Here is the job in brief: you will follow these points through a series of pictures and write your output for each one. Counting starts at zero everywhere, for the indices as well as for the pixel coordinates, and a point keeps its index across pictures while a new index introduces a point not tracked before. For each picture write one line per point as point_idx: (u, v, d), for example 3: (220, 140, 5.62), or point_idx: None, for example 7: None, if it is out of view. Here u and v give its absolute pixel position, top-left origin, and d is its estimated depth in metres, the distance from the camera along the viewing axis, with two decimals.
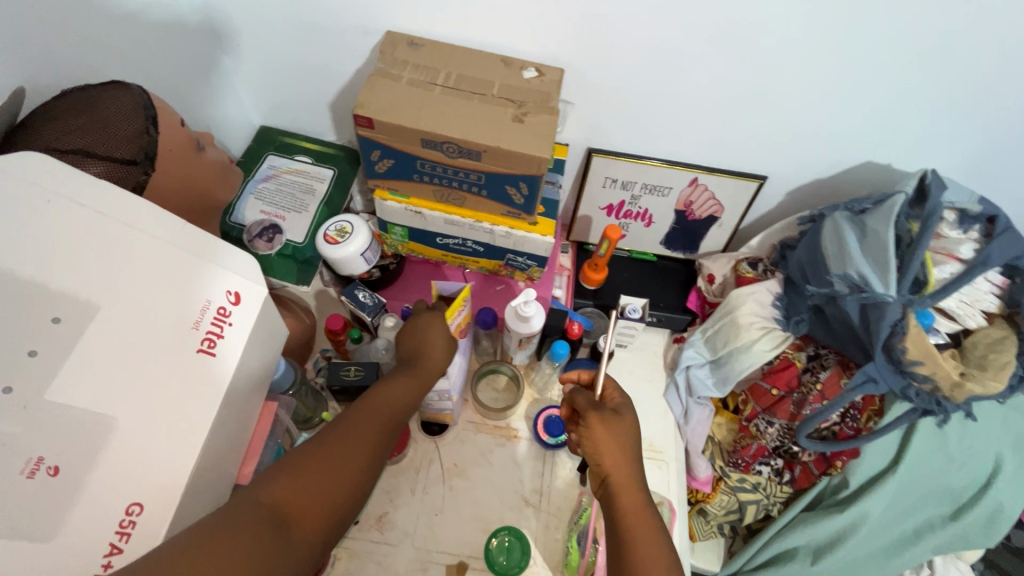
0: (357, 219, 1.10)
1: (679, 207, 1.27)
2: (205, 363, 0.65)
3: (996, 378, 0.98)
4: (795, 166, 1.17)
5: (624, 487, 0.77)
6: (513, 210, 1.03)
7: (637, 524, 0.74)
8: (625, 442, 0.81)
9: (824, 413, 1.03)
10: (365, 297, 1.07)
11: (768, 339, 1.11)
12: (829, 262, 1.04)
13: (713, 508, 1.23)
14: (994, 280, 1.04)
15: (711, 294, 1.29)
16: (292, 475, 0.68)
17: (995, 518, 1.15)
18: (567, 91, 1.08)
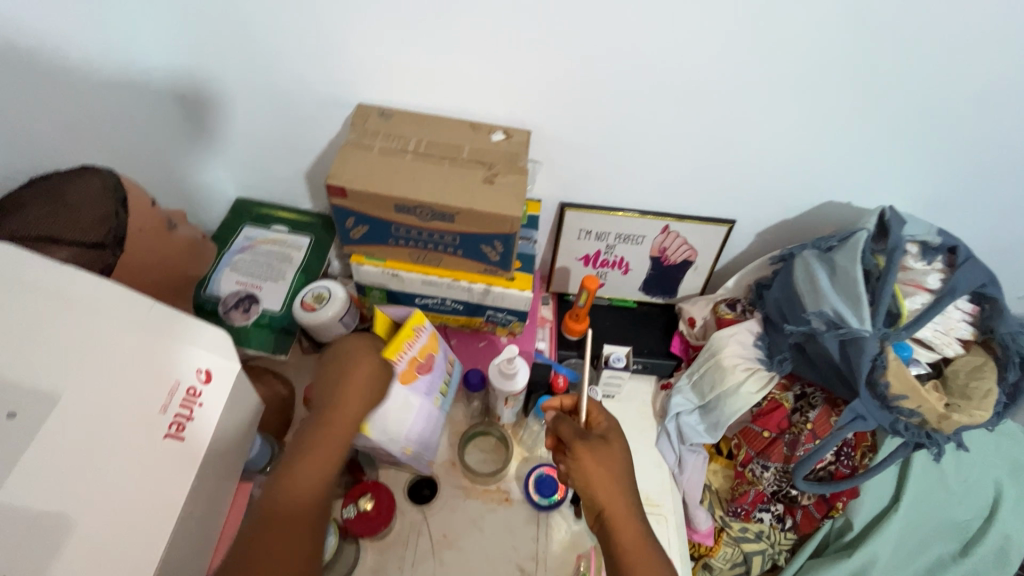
0: (334, 283, 1.09)
1: (653, 253, 1.29)
2: (173, 449, 0.63)
3: (984, 404, 0.97)
4: (761, 209, 1.21)
5: (620, 517, 0.80)
6: (492, 266, 1.04)
7: (637, 552, 0.77)
8: (615, 470, 0.83)
9: (819, 453, 1.02)
10: None
11: (753, 381, 1.11)
12: (804, 300, 1.07)
13: (718, 562, 1.17)
14: (965, 308, 1.07)
15: (694, 338, 1.29)
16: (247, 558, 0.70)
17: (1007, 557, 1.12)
18: (535, 151, 1.12)
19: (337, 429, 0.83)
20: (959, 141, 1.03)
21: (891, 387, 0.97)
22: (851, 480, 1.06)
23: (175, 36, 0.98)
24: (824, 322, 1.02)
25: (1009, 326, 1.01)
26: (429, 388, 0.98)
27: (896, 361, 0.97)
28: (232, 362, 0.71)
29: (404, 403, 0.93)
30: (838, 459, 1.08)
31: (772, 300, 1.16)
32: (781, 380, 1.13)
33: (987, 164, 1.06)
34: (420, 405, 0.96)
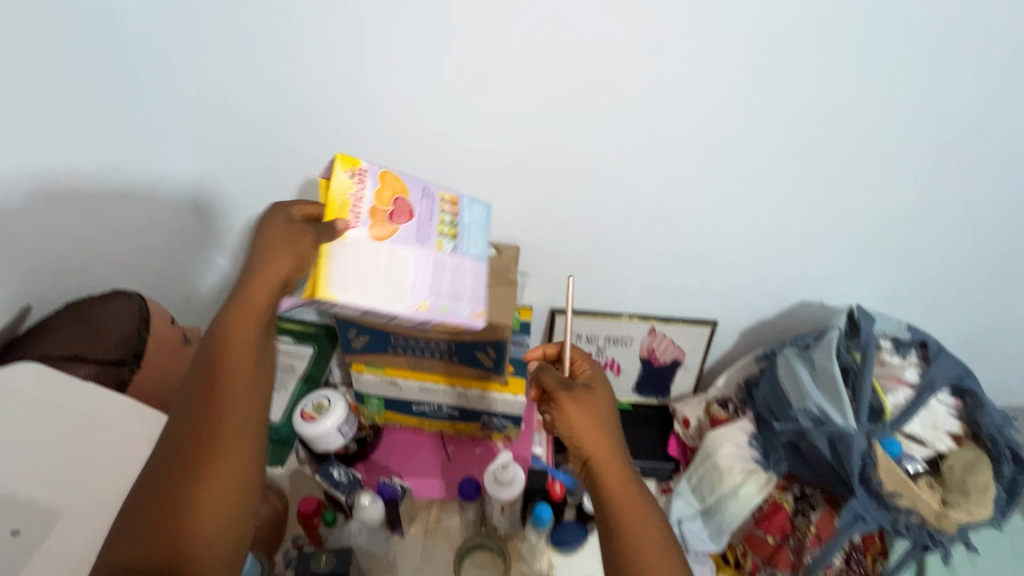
0: (334, 392, 1.13)
1: (642, 353, 1.34)
2: None
3: (983, 502, 0.98)
4: (739, 310, 1.28)
5: (609, 469, 0.71)
6: (485, 371, 1.09)
7: (630, 508, 0.68)
8: (602, 418, 0.74)
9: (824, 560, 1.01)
10: (340, 476, 1.07)
11: (752, 482, 1.10)
12: (790, 397, 1.11)
13: None
14: (948, 401, 1.08)
15: (689, 438, 1.30)
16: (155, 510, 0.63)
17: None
18: (524, 263, 1.23)
19: (260, 296, 0.75)
20: (909, 245, 1.13)
21: (888, 486, 0.97)
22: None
23: (206, 172, 1.14)
24: (810, 419, 1.05)
25: (994, 418, 1.03)
26: (418, 237, 0.87)
27: (886, 456, 0.98)
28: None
29: (388, 259, 0.83)
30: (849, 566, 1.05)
31: (761, 398, 1.19)
32: (779, 480, 1.11)
33: (940, 265, 1.15)
34: (415, 256, 0.86)
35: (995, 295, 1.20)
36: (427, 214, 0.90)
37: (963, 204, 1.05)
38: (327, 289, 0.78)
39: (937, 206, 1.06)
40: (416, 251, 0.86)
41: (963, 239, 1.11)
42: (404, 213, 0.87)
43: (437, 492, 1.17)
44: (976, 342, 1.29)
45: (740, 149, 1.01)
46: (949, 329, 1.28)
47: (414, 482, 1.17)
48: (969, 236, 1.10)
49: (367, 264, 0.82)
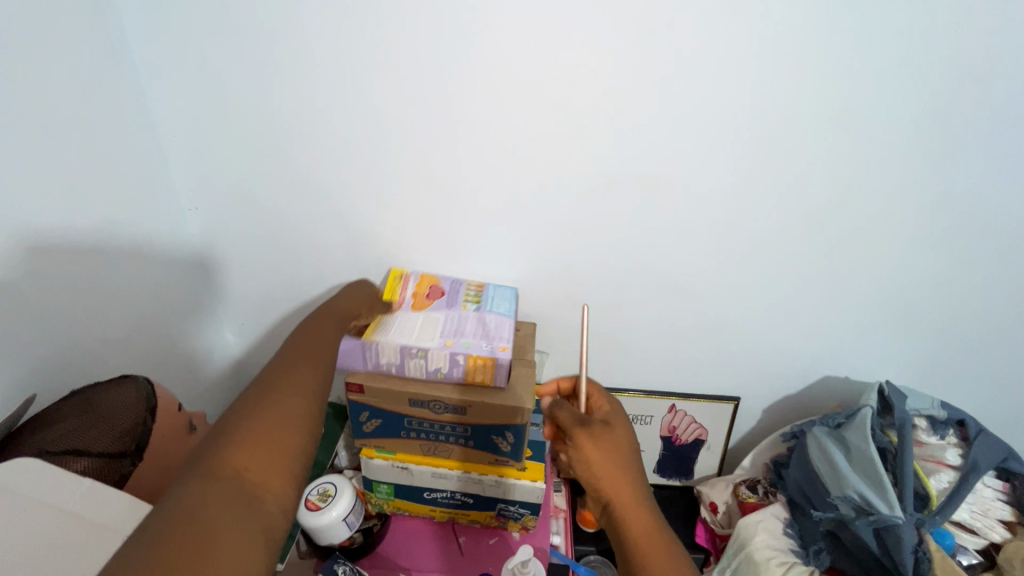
0: (341, 478, 1.07)
1: (664, 433, 1.29)
2: None
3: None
4: (762, 387, 1.25)
5: (631, 512, 0.70)
6: (504, 456, 1.04)
7: (656, 553, 0.66)
8: (622, 460, 0.74)
9: None
10: (344, 574, 0.98)
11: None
12: (826, 482, 1.04)
13: None
14: (994, 485, 1.02)
15: (718, 525, 1.21)
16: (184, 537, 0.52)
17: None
18: (541, 340, 1.21)
19: (317, 355, 0.84)
20: (930, 319, 1.12)
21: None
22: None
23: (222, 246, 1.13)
24: (852, 508, 0.98)
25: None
26: (448, 305, 1.06)
27: (939, 553, 0.92)
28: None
29: (422, 320, 1.02)
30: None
31: (793, 482, 1.12)
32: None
33: (962, 338, 1.14)
34: (445, 316, 1.03)
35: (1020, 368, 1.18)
36: (456, 291, 1.10)
37: (978, 278, 1.06)
38: (371, 332, 0.97)
39: (954, 279, 1.07)
40: (446, 313, 1.03)
41: (981, 312, 1.11)
42: (438, 294, 1.09)
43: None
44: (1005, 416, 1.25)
45: (756, 226, 1.02)
46: (976, 403, 1.25)
47: None
48: (989, 309, 1.10)
49: (408, 323, 1.01)
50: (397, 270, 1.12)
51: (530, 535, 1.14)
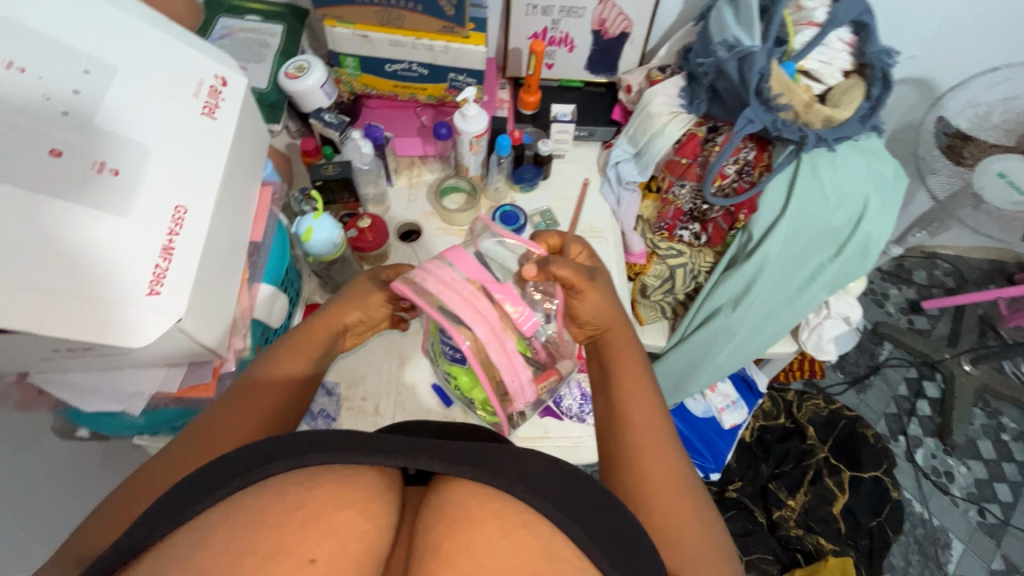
0: (318, 60, 0.79)
1: (640, 89, 0.91)
2: (289, 82, 0.76)
3: (844, 111, 0.75)
4: (980, 37, 0.91)
5: (633, 390, 0.50)
6: (451, 29, 0.74)
7: (625, 361, 0.52)
8: (618, 307, 0.55)
9: (756, 118, 0.75)
10: (329, 116, 0.76)
11: (844, 105, 0.76)
12: (838, 109, 0.76)
13: (649, 280, 0.96)
14: (845, 36, 0.78)
15: (825, 212, 0.85)
16: (305, 491, 0.28)
17: (872, 258, 0.86)
18: (635, 13, 0.86)
19: None
20: (952, 55, 0.94)
21: (772, 94, 0.74)
22: (751, 194, 0.85)
23: None
24: (734, 59, 0.73)
25: (879, 47, 0.75)
26: (564, 41, 0.90)
27: None
28: (241, 77, 0.59)
29: (519, 31, 0.88)
30: (738, 180, 0.88)
31: (710, 59, 0.76)
32: (816, 79, 0.79)
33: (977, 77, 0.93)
34: (544, 29, 0.88)
35: (943, 82, 1.00)
36: (565, 31, 0.88)
37: None
38: None
39: None
40: (546, 29, 0.88)
41: None
42: (550, 40, 0.89)
43: (423, 150, 0.87)
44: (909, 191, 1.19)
45: None
46: (900, 123, 1.09)
47: (397, 136, 0.86)
48: None
49: (516, 34, 0.89)
50: (487, 59, 0.92)
51: (518, 96, 0.91)
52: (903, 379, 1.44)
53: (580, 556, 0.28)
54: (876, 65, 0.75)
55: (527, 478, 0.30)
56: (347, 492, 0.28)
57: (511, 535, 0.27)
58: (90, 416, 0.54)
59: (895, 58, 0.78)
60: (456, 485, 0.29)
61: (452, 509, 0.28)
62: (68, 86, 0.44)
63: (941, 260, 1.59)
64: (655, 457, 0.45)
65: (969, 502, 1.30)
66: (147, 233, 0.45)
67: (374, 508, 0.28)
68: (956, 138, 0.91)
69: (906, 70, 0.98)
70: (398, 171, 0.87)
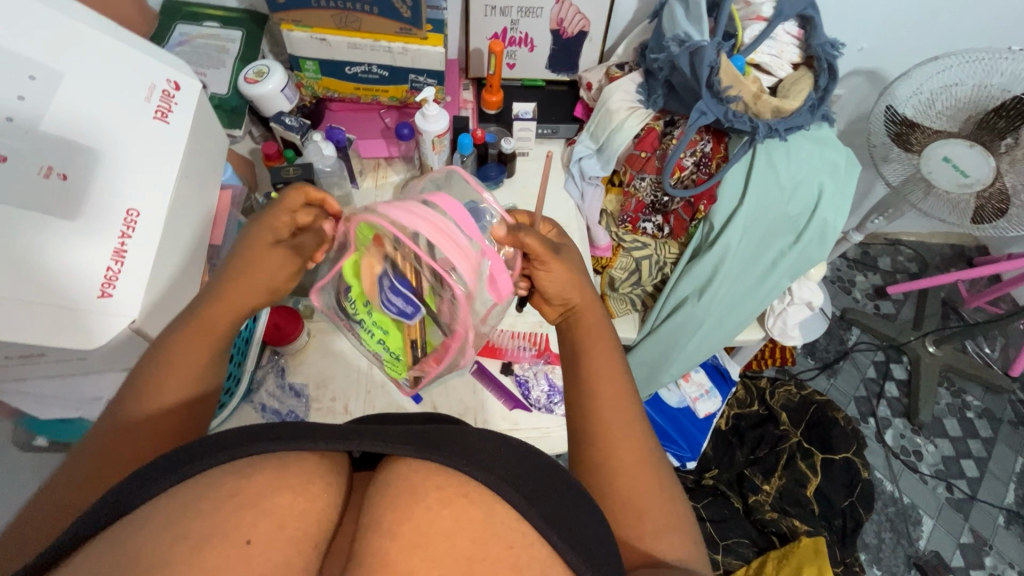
0: (278, 64, 0.79)
1: (600, 86, 0.92)
2: (249, 87, 0.76)
3: (792, 102, 0.78)
4: (922, 29, 0.95)
5: (602, 365, 0.50)
6: (408, 30, 0.75)
7: (595, 335, 0.53)
8: (586, 283, 0.56)
9: (707, 110, 0.77)
10: (289, 119, 0.77)
11: (792, 98, 0.79)
12: (787, 100, 0.79)
13: (617, 273, 0.98)
14: (793, 29, 0.81)
15: (782, 199, 0.87)
16: (246, 477, 0.28)
17: (830, 242, 0.88)
18: (591, 13, 0.88)
19: None
20: (897, 46, 0.98)
21: (723, 87, 0.77)
22: (709, 184, 0.87)
23: None
24: (686, 53, 0.75)
25: (824, 39, 0.78)
26: (524, 41, 0.91)
27: None
28: (195, 80, 0.59)
29: (479, 32, 0.90)
30: (697, 171, 0.89)
31: (664, 54, 0.79)
32: (766, 71, 0.82)
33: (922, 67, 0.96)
34: (503, 30, 0.89)
35: (891, 73, 1.04)
36: (524, 31, 0.90)
37: None
38: None
39: None
40: (506, 30, 0.89)
41: None
42: (510, 41, 0.91)
43: (388, 151, 0.87)
44: (867, 180, 1.23)
45: None
46: (854, 114, 1.13)
47: (361, 138, 0.87)
48: None
49: (476, 35, 0.90)
50: (449, 60, 0.93)
51: (481, 95, 0.93)
52: (871, 362, 1.48)
53: (517, 517, 0.29)
54: (822, 56, 0.78)
55: (466, 451, 0.30)
56: (290, 477, 0.29)
57: (451, 505, 0.28)
58: (47, 422, 0.55)
59: (839, 50, 0.81)
60: (399, 464, 0.30)
61: (395, 486, 0.29)
62: (12, 93, 0.44)
63: (904, 246, 1.64)
64: (622, 426, 0.47)
65: (937, 479, 1.34)
66: (98, 237, 0.45)
67: (318, 488, 0.29)
68: (904, 125, 0.95)
69: (856, 62, 1.01)
70: (364, 173, 0.87)
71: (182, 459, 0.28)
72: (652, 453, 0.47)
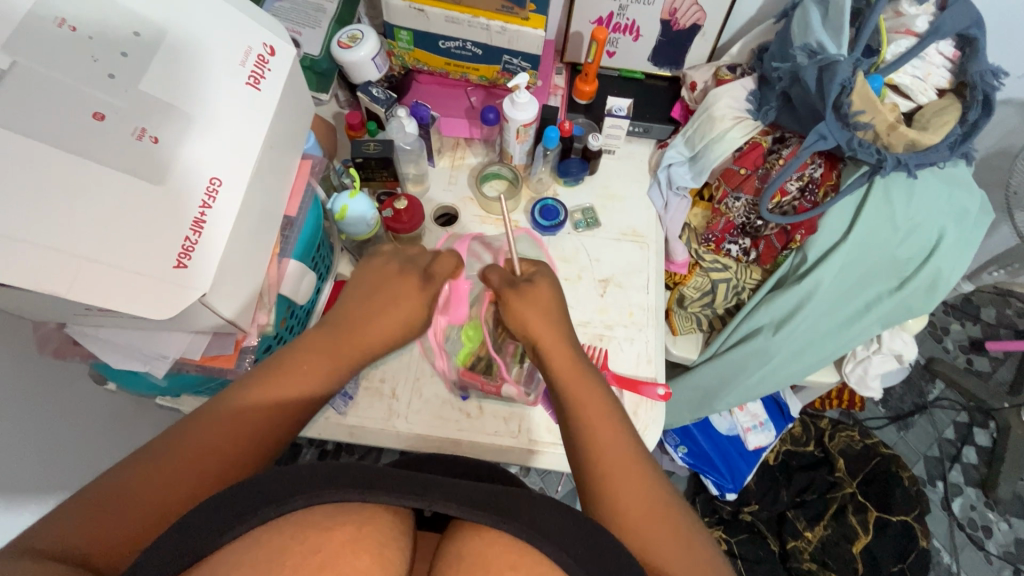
0: (372, 30, 0.77)
1: (706, 87, 0.84)
2: (341, 52, 0.74)
3: (933, 136, 0.68)
4: None
5: (587, 402, 0.47)
6: (511, 10, 0.71)
7: (579, 379, 0.49)
8: (558, 320, 0.53)
9: (831, 135, 0.69)
10: (376, 91, 0.75)
11: (932, 129, 0.68)
12: (928, 133, 0.69)
13: (688, 291, 0.90)
14: (947, 49, 0.70)
15: (896, 242, 0.78)
16: (325, 533, 0.27)
17: (940, 294, 0.78)
18: (710, 6, 0.79)
19: None
20: None
21: (853, 111, 0.68)
22: (812, 215, 0.78)
23: None
24: (815, 67, 0.67)
25: (985, 66, 0.67)
26: (630, 28, 0.84)
27: None
28: (291, 46, 0.58)
29: (583, 15, 0.83)
30: (800, 198, 0.80)
31: (788, 64, 0.70)
32: (903, 95, 0.72)
33: None
34: (610, 14, 0.82)
35: None
36: (633, 19, 0.83)
37: None
38: None
39: None
40: (612, 16, 0.82)
41: None
42: (615, 27, 0.84)
43: (470, 132, 0.84)
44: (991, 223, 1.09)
45: None
46: (994, 148, 0.98)
47: (444, 116, 0.84)
48: None
49: (579, 17, 0.84)
50: (546, 42, 0.87)
51: (574, 83, 0.87)
52: (951, 422, 1.34)
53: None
54: (977, 86, 0.67)
55: (533, 521, 0.28)
56: (365, 537, 0.27)
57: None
58: (119, 370, 0.56)
59: (1000, 80, 0.69)
60: (474, 533, 0.28)
61: (471, 559, 0.27)
62: (116, 48, 0.44)
63: (1016, 299, 1.46)
64: (634, 479, 0.42)
65: (1004, 561, 1.22)
66: (184, 208, 0.45)
67: (390, 554, 0.28)
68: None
69: (1011, 90, 0.87)
70: (442, 152, 0.85)
71: (243, 487, 0.28)
72: (665, 493, 0.42)
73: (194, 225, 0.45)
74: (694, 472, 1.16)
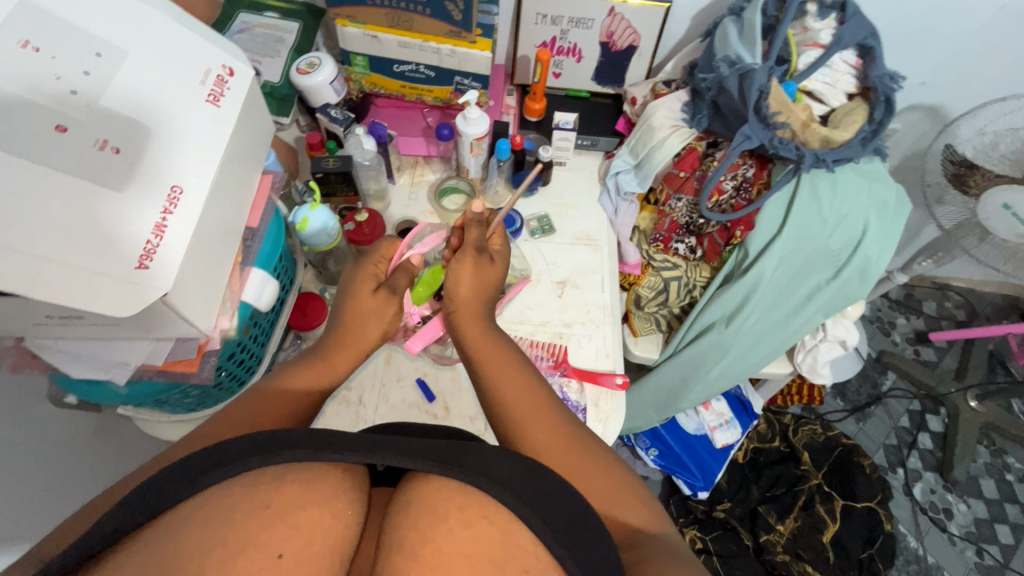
0: (329, 57, 0.81)
1: (645, 101, 0.92)
2: (299, 77, 0.78)
3: (843, 133, 0.76)
4: (992, 68, 0.91)
5: (497, 360, 0.50)
6: (458, 34, 0.76)
7: (497, 364, 0.50)
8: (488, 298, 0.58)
9: (753, 134, 0.76)
10: (335, 112, 0.79)
11: (843, 126, 0.76)
12: (839, 130, 0.77)
13: (643, 291, 0.95)
14: (850, 58, 0.78)
15: (828, 233, 0.84)
16: (272, 489, 0.29)
17: (871, 282, 0.85)
18: (643, 29, 0.87)
19: None
20: (961, 85, 0.94)
21: (770, 112, 0.75)
22: (748, 211, 0.84)
23: None
24: (735, 76, 0.74)
25: (883, 71, 0.75)
26: (571, 50, 0.91)
27: None
28: (249, 68, 0.61)
29: (529, 40, 0.90)
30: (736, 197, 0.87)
31: (713, 75, 0.77)
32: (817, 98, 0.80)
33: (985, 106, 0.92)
34: (552, 38, 0.89)
35: (955, 110, 0.99)
36: (573, 42, 0.90)
37: None
38: None
39: None
40: (554, 40, 0.89)
41: None
42: (558, 49, 0.91)
43: (427, 150, 0.89)
44: (918, 219, 1.18)
45: None
46: (910, 149, 1.08)
47: (402, 135, 0.88)
48: None
49: (525, 42, 0.90)
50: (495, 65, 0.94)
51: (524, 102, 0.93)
52: (905, 411, 1.40)
53: (522, 524, 0.29)
54: (879, 88, 0.76)
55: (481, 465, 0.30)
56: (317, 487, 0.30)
57: (474, 526, 0.29)
58: (81, 384, 0.57)
59: (899, 83, 0.78)
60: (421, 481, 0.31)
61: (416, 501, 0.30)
62: (78, 67, 0.47)
63: (953, 291, 1.56)
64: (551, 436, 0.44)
65: (966, 541, 1.27)
66: (145, 215, 0.47)
67: (340, 506, 0.30)
68: (962, 167, 0.91)
69: (916, 96, 0.97)
70: (401, 170, 0.88)
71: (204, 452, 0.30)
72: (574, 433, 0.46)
73: (155, 229, 0.47)
74: (666, 473, 1.19)
